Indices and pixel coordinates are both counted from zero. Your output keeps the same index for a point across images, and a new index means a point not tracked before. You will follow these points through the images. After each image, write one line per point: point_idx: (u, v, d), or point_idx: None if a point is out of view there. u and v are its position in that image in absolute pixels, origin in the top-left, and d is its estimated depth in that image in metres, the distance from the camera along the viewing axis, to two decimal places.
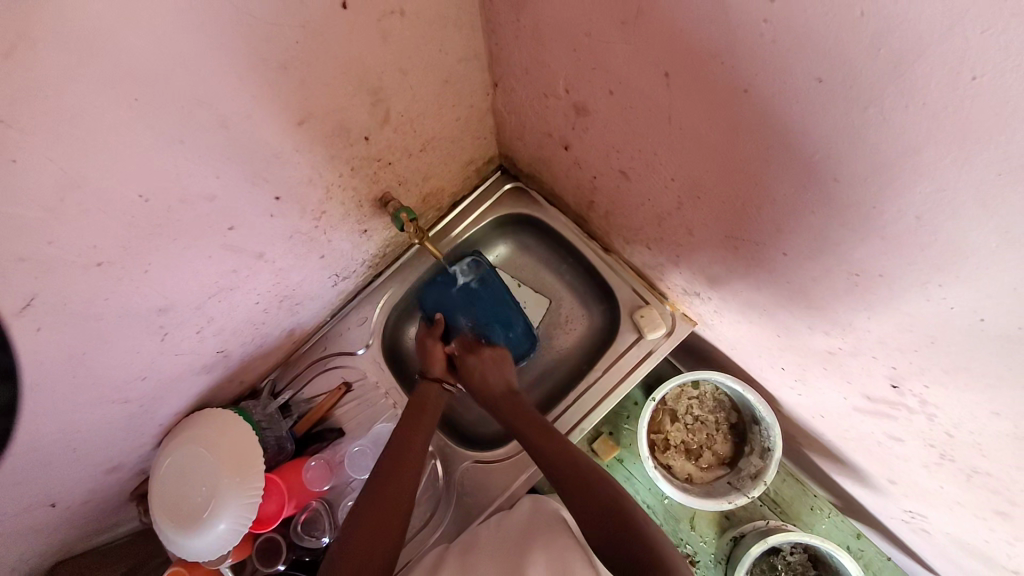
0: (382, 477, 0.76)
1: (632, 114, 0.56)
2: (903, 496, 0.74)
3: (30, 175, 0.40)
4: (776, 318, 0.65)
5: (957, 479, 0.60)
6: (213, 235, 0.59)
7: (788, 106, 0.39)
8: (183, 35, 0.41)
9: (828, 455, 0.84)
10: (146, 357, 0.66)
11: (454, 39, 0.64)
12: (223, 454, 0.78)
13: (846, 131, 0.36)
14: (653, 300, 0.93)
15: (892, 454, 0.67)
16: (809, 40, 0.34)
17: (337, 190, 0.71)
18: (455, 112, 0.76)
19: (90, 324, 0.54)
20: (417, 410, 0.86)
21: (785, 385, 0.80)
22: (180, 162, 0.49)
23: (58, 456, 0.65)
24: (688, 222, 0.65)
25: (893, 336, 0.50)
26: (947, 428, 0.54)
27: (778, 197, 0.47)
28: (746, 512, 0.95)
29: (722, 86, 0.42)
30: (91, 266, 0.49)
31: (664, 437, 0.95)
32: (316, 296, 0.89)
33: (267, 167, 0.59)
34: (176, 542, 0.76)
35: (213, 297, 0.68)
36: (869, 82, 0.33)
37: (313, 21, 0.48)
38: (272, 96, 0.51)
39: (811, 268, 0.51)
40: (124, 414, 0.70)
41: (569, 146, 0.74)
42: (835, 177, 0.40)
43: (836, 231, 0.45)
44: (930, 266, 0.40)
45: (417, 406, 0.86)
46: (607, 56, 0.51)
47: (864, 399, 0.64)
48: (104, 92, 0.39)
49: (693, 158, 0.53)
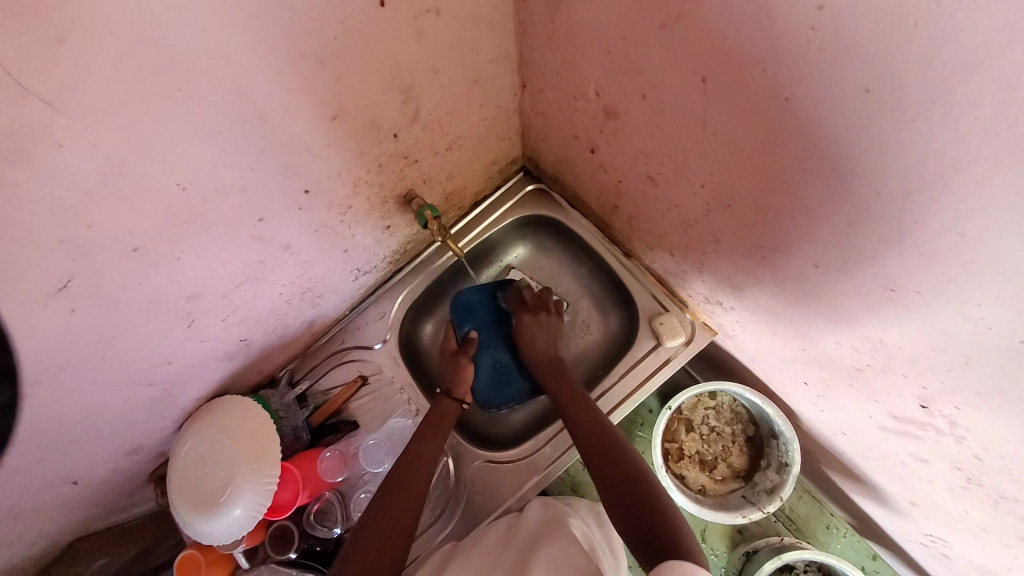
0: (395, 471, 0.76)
1: (664, 119, 0.55)
2: (924, 519, 0.71)
3: (74, 160, 0.41)
4: (801, 330, 0.64)
5: (982, 505, 0.58)
6: (242, 226, 0.60)
7: (830, 115, 0.38)
8: (226, 28, 0.41)
9: (847, 473, 0.82)
10: (172, 342, 0.67)
11: (487, 39, 0.64)
12: (242, 440, 0.79)
13: (888, 142, 0.36)
14: (672, 308, 0.92)
15: (916, 476, 0.65)
16: (858, 50, 0.33)
17: (364, 186, 0.72)
18: (483, 112, 0.76)
19: (122, 307, 0.56)
20: (437, 425, 0.86)
21: (806, 400, 0.78)
22: (216, 153, 0.50)
23: (85, 434, 0.66)
24: (715, 230, 0.64)
25: (925, 355, 0.48)
26: (976, 452, 0.52)
27: (814, 207, 0.46)
28: (760, 528, 0.94)
29: (763, 93, 0.41)
30: (126, 251, 0.51)
31: (678, 446, 0.94)
32: (337, 290, 0.90)
33: (298, 161, 0.59)
34: (192, 524, 0.77)
35: (239, 286, 0.69)
36: (919, 95, 0.32)
37: (351, 18, 0.48)
38: (307, 91, 0.52)
39: (842, 282, 0.50)
40: (148, 396, 0.72)
41: (596, 149, 0.74)
42: (876, 191, 0.39)
43: (872, 245, 0.44)
44: (971, 284, 0.39)
45: (435, 421, 0.86)
46: (643, 59, 0.50)
47: (890, 419, 0.62)
48: (148, 82, 0.40)
49: (725, 166, 0.53)
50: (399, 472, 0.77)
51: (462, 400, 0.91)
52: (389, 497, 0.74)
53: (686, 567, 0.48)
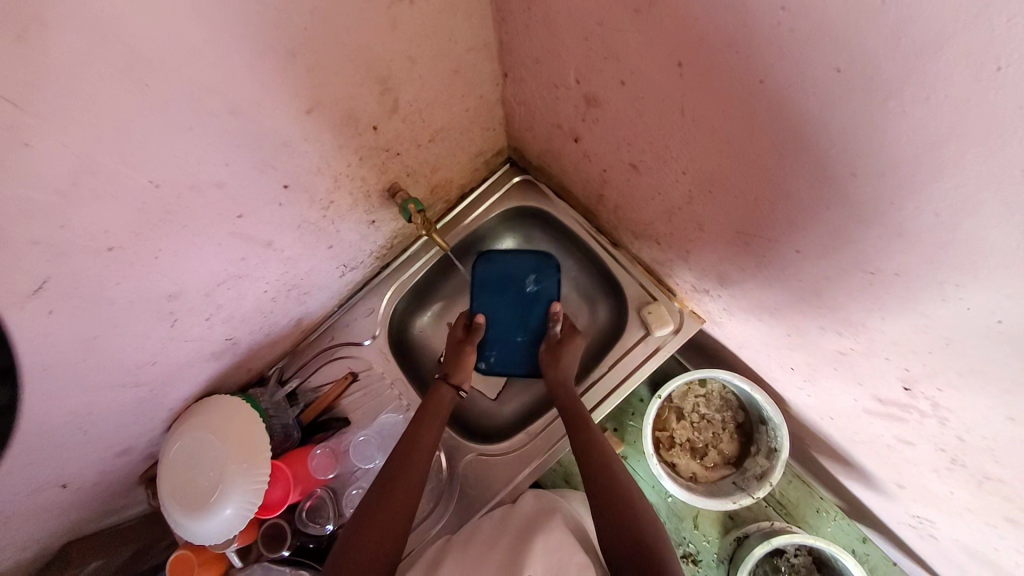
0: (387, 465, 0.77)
1: (644, 106, 0.55)
2: (911, 500, 0.72)
3: (42, 159, 0.40)
4: (785, 316, 0.64)
5: (967, 485, 0.58)
6: (222, 223, 0.60)
7: (804, 97, 0.38)
8: (192, 20, 0.41)
9: (835, 457, 0.83)
10: (156, 342, 0.66)
11: (465, 29, 0.63)
12: (232, 440, 0.79)
13: (860, 122, 0.35)
14: (661, 297, 0.92)
15: (901, 457, 0.66)
16: (829, 30, 0.32)
17: (345, 180, 0.71)
18: (465, 103, 0.76)
19: (101, 308, 0.55)
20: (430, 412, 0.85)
21: (794, 385, 0.79)
22: (191, 149, 0.49)
23: (70, 438, 0.66)
24: (699, 218, 0.64)
25: (906, 337, 0.49)
26: (959, 432, 0.53)
27: (792, 192, 0.46)
28: (752, 513, 0.94)
29: (739, 75, 0.41)
30: (102, 251, 0.50)
31: (669, 434, 0.95)
32: (323, 286, 0.89)
33: (277, 156, 0.59)
34: (183, 525, 0.77)
35: (222, 284, 0.68)
36: (888, 75, 0.32)
37: (322, 8, 0.48)
38: (281, 84, 0.51)
39: (823, 266, 0.50)
40: (134, 398, 0.71)
41: (580, 139, 0.73)
42: (852, 172, 0.39)
43: (851, 227, 0.43)
44: (949, 265, 0.38)
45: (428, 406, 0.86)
46: (619, 44, 0.50)
47: (875, 402, 0.62)
48: (116, 78, 0.39)
49: (705, 151, 0.52)
50: (390, 468, 0.77)
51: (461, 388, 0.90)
52: (381, 492, 0.73)
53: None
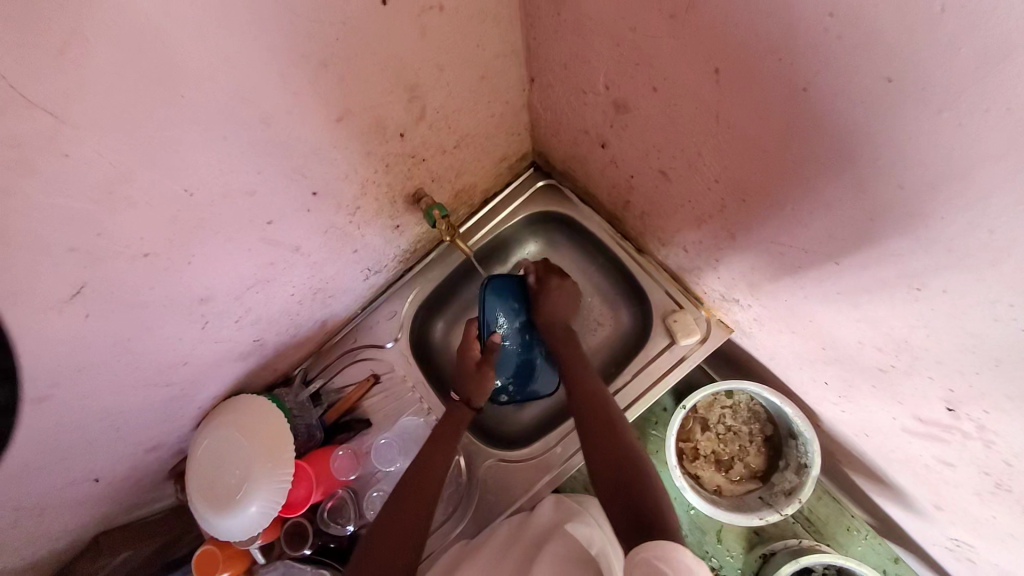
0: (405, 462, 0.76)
1: (675, 112, 0.54)
2: (949, 522, 0.69)
3: (81, 168, 0.41)
4: (823, 330, 0.62)
5: (1014, 511, 0.55)
6: (251, 229, 0.61)
7: (850, 107, 0.36)
8: (228, 33, 0.41)
9: (870, 474, 0.80)
10: (186, 344, 0.68)
11: (493, 35, 0.63)
12: (257, 439, 0.80)
13: (911, 135, 0.34)
14: (687, 305, 0.90)
15: (941, 478, 0.63)
16: (880, 37, 0.31)
17: (372, 186, 0.72)
18: (491, 108, 0.75)
19: (135, 311, 0.57)
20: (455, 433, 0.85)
21: (826, 401, 0.76)
22: (223, 157, 0.50)
23: (106, 433, 0.68)
24: (730, 227, 0.62)
25: (953, 356, 0.46)
26: (1006, 456, 0.50)
27: (832, 204, 0.44)
28: (778, 529, 0.91)
29: (780, 84, 0.39)
30: (138, 257, 0.51)
31: (692, 445, 0.92)
32: (348, 289, 0.90)
33: (305, 163, 0.59)
34: (210, 521, 0.79)
35: (250, 288, 0.69)
36: (946, 85, 0.30)
37: (353, 18, 0.48)
38: (310, 93, 0.52)
39: (864, 281, 0.48)
40: (166, 396, 0.74)
41: (607, 144, 0.72)
42: (900, 186, 0.37)
43: (896, 241, 0.41)
44: (1004, 284, 0.36)
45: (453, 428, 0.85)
46: (653, 51, 0.48)
47: (913, 420, 0.59)
48: (153, 89, 0.40)
49: (740, 159, 0.50)
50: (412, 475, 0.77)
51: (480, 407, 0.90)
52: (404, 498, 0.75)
53: (671, 550, 0.49)
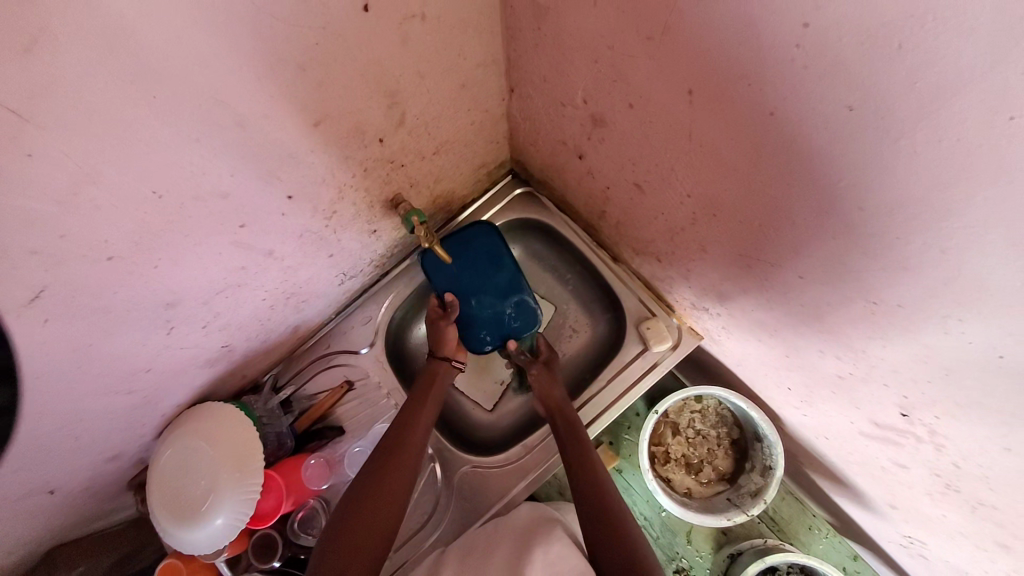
0: (377, 464, 0.75)
1: (650, 128, 0.55)
2: (903, 521, 0.73)
3: (45, 169, 0.39)
4: (787, 340, 0.65)
5: (961, 510, 0.59)
6: (223, 232, 0.59)
7: (815, 132, 0.38)
8: (205, 34, 0.40)
9: (830, 476, 0.84)
10: (151, 350, 0.65)
11: (474, 45, 0.64)
12: (225, 449, 0.78)
13: (872, 160, 0.36)
14: (659, 312, 0.92)
15: (896, 479, 0.67)
16: (844, 68, 0.33)
17: (349, 191, 0.71)
18: (470, 116, 0.76)
19: (98, 316, 0.54)
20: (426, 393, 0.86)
21: (790, 405, 0.79)
22: (196, 159, 0.49)
23: (62, 444, 0.64)
24: (701, 239, 0.64)
25: (907, 366, 0.49)
26: (955, 459, 0.53)
27: (796, 219, 0.47)
28: (744, 530, 0.95)
29: (749, 107, 0.41)
30: (103, 259, 0.49)
31: (664, 449, 0.94)
32: (323, 294, 0.89)
33: (281, 166, 0.58)
34: (172, 535, 0.76)
35: (220, 292, 0.67)
36: (901, 116, 0.32)
37: (334, 24, 0.47)
38: (288, 97, 0.51)
39: (824, 293, 0.51)
40: (127, 405, 0.70)
41: (584, 155, 0.73)
42: (859, 207, 0.40)
43: (853, 258, 0.44)
44: (953, 299, 0.39)
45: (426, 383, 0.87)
46: (630, 69, 0.50)
47: (870, 425, 0.63)
48: (125, 89, 0.39)
49: (712, 176, 0.53)
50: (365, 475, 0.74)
51: (451, 359, 0.90)
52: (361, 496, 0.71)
53: None
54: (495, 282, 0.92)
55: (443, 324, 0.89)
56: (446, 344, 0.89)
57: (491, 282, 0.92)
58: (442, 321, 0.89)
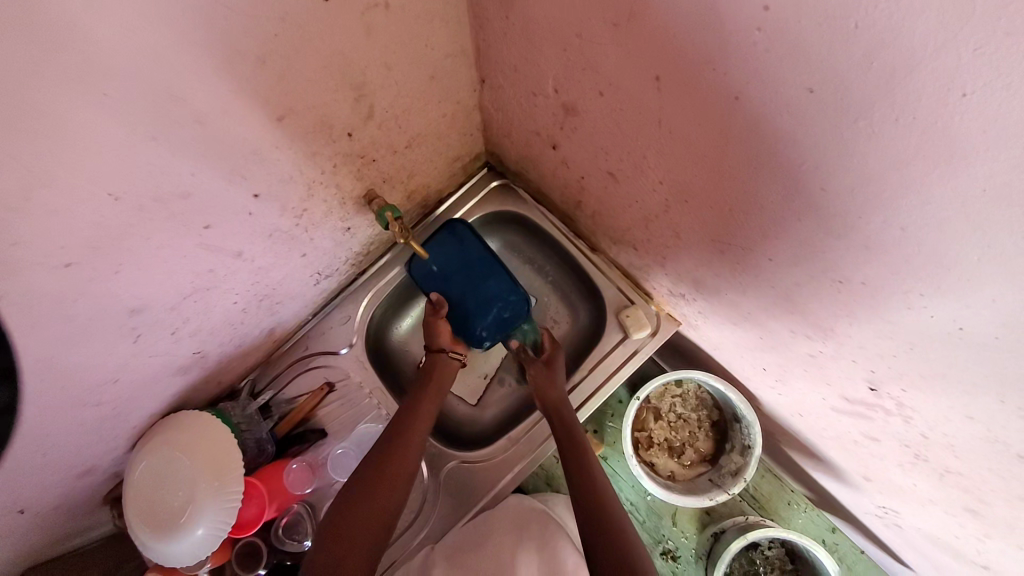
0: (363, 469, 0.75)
1: (621, 115, 0.55)
2: (876, 492, 0.76)
3: None
4: (760, 321, 0.66)
5: (930, 478, 0.62)
6: (187, 234, 0.57)
7: (779, 115, 0.39)
8: (157, 27, 0.39)
9: (806, 451, 0.86)
10: (118, 360, 0.63)
11: (441, 35, 0.63)
12: (203, 458, 0.76)
13: (833, 140, 0.37)
14: (638, 300, 0.93)
15: (868, 452, 0.69)
16: (803, 50, 0.33)
17: (319, 187, 0.69)
18: (441, 108, 0.75)
19: (57, 326, 0.52)
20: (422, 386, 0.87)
21: (765, 385, 0.81)
22: (154, 159, 0.47)
23: (27, 462, 0.62)
24: (674, 225, 0.65)
25: (874, 342, 0.51)
26: (922, 429, 0.55)
27: (765, 203, 0.47)
28: (726, 508, 0.97)
29: (713, 92, 0.42)
30: (59, 267, 0.47)
31: (647, 434, 0.96)
32: (298, 295, 0.87)
33: (245, 164, 0.56)
34: (151, 548, 0.74)
35: (189, 297, 0.65)
36: (858, 97, 0.33)
37: (292, 14, 0.46)
38: (249, 92, 0.49)
39: (793, 273, 0.52)
40: (96, 418, 0.68)
41: (558, 145, 0.73)
42: (822, 187, 0.41)
43: (820, 239, 0.45)
44: (913, 276, 0.40)
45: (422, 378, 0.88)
46: (598, 57, 0.50)
47: (842, 401, 0.65)
48: (73, 87, 0.37)
49: (682, 162, 0.53)
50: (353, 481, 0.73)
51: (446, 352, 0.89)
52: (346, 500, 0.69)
53: None
54: (485, 275, 0.90)
55: (433, 318, 0.90)
56: (439, 333, 0.89)
57: (483, 277, 0.90)
58: (433, 316, 0.90)
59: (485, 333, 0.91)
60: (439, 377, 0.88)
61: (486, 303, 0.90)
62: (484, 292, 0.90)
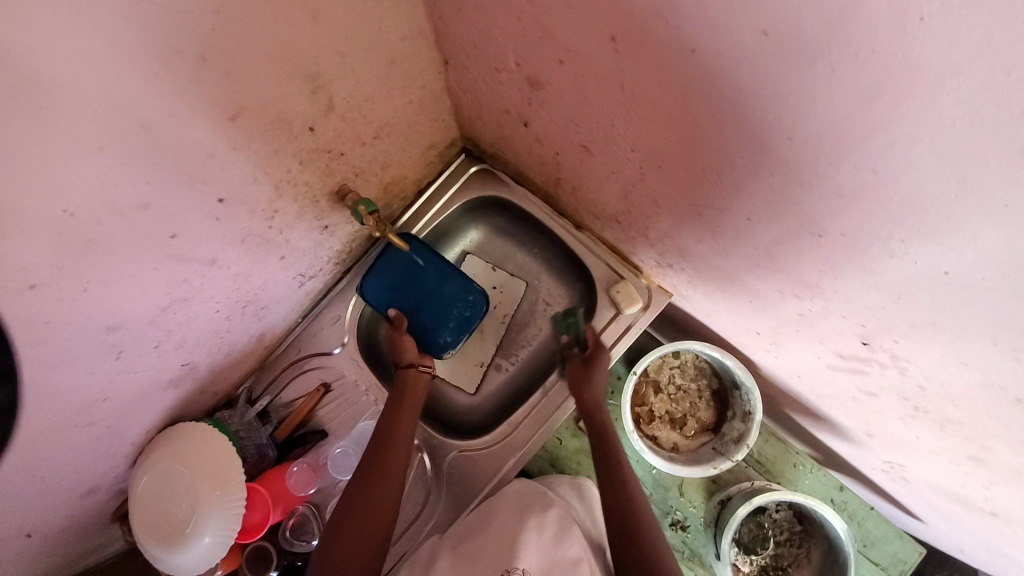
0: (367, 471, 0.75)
1: (584, 83, 0.53)
2: (881, 447, 0.75)
3: None
4: (748, 285, 0.65)
5: (931, 429, 0.61)
6: (154, 246, 0.56)
7: (738, 64, 0.37)
8: (85, 31, 0.37)
9: (807, 412, 0.85)
10: (103, 378, 0.63)
11: (395, 17, 0.60)
12: (202, 468, 0.76)
13: (795, 85, 0.35)
14: (627, 275, 0.92)
15: (868, 408, 0.68)
16: None
17: (287, 186, 0.68)
18: (406, 94, 0.73)
19: (31, 350, 0.51)
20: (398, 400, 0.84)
21: (761, 349, 0.80)
22: (105, 171, 0.46)
23: (25, 487, 0.62)
24: (652, 193, 0.63)
25: (862, 295, 0.49)
26: (918, 380, 0.54)
27: (736, 160, 0.46)
28: (732, 475, 0.96)
29: (668, 48, 0.40)
30: (24, 290, 0.46)
31: (647, 409, 0.95)
32: (283, 298, 0.86)
33: (203, 168, 0.55)
34: (162, 559, 0.75)
35: (167, 309, 0.64)
36: (816, 35, 0.31)
37: (229, 6, 0.44)
38: (196, 92, 0.48)
39: (773, 232, 0.51)
40: (90, 438, 0.68)
41: (529, 123, 0.71)
42: (789, 137, 0.39)
43: (795, 192, 0.44)
44: (892, 222, 0.39)
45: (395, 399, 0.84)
46: (553, 23, 0.48)
47: (838, 358, 0.63)
48: (4, 102, 0.36)
49: (650, 127, 0.51)
50: (360, 481, 0.74)
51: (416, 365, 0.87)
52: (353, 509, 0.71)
53: None
54: (442, 283, 0.91)
55: (397, 334, 0.89)
56: (406, 348, 0.88)
57: (440, 287, 0.91)
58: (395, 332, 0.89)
59: (450, 337, 0.91)
60: (411, 392, 0.85)
61: (446, 308, 0.91)
62: (444, 297, 0.91)
